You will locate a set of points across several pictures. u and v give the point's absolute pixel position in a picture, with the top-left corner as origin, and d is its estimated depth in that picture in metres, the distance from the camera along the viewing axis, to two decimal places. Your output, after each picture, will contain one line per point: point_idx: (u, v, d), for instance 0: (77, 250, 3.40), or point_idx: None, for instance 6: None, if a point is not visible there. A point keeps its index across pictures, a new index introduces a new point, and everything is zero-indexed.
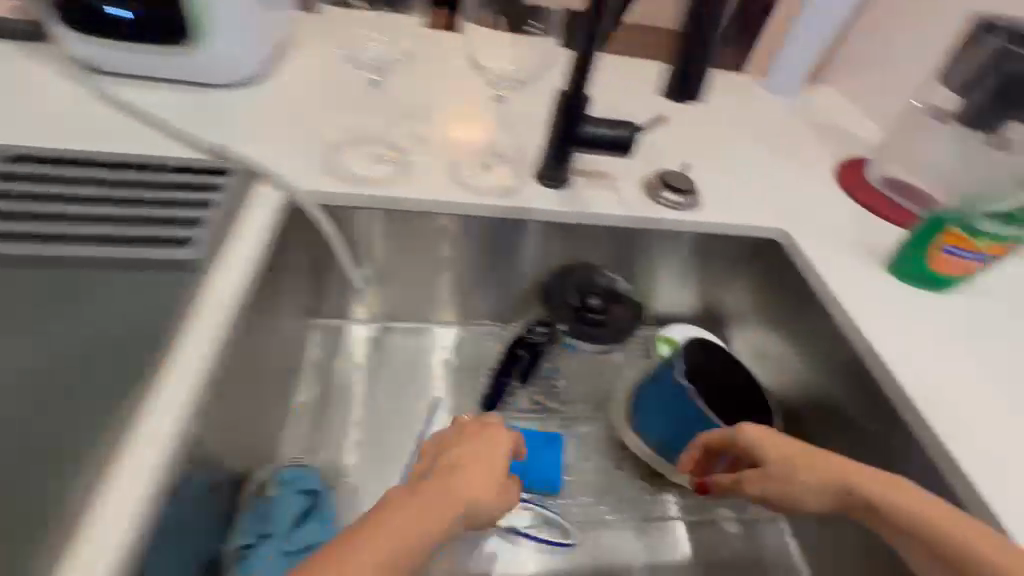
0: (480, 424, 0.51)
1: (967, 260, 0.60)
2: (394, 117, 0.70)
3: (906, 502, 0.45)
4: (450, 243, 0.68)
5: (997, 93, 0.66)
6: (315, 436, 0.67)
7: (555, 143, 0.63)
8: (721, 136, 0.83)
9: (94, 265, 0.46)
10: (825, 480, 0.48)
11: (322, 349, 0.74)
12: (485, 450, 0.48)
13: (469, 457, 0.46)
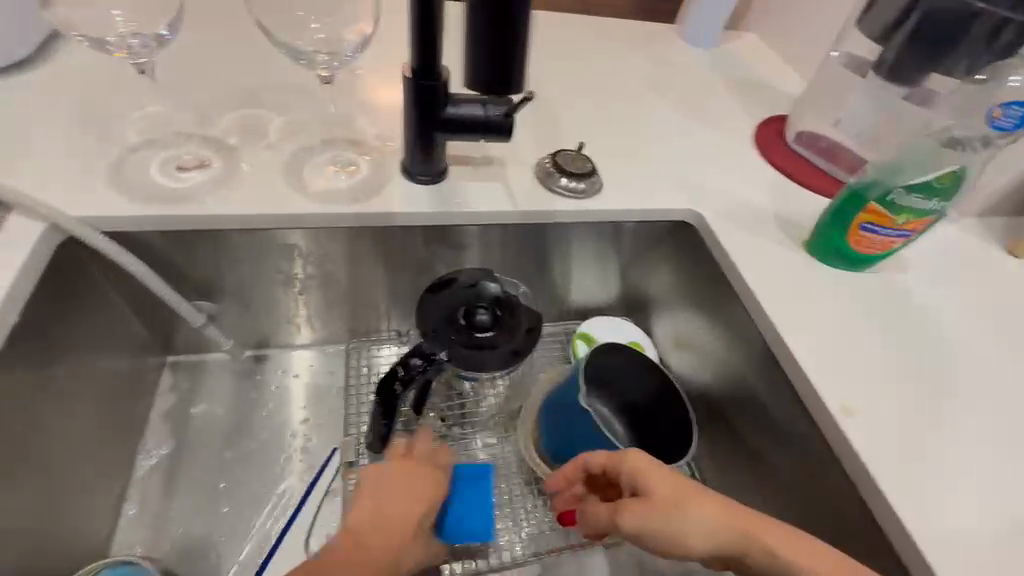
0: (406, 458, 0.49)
1: (888, 237, 0.54)
2: (212, 109, 0.57)
3: (726, 518, 0.41)
4: (302, 257, 0.56)
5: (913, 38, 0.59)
6: (168, 506, 0.56)
7: (414, 130, 0.52)
8: (625, 104, 0.73)
9: None
10: (646, 504, 0.43)
11: (174, 396, 0.62)
12: (419, 472, 0.49)
13: (415, 480, 0.48)
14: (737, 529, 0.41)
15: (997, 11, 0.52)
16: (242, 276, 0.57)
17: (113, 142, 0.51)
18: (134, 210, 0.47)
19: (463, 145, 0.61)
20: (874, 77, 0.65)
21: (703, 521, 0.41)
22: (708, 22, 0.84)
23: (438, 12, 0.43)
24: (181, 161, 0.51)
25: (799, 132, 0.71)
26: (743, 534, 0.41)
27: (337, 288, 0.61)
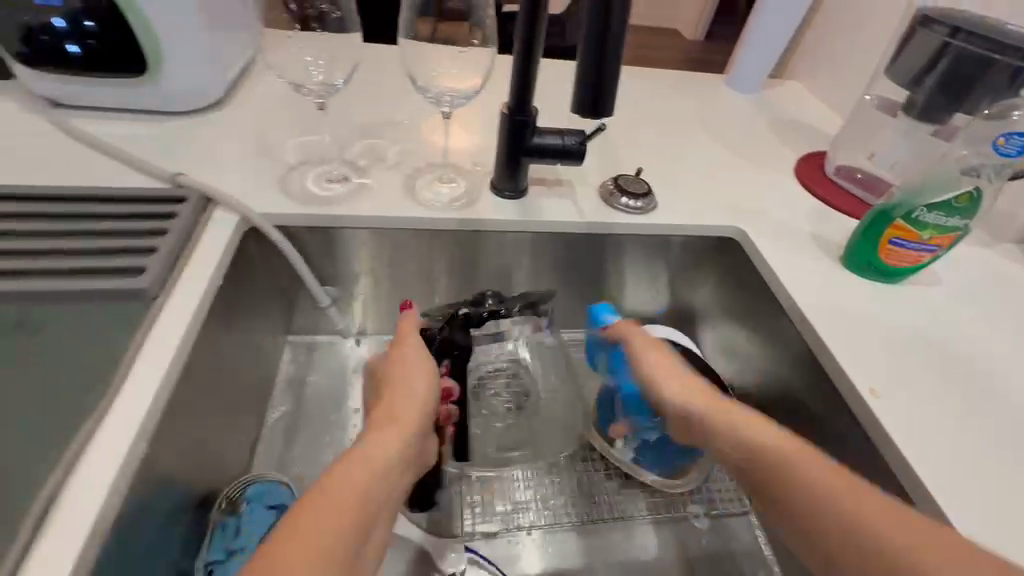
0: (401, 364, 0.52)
1: (916, 251, 0.62)
2: (348, 137, 0.73)
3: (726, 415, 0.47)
4: (408, 255, 0.69)
5: (936, 82, 0.67)
6: (287, 451, 0.68)
7: (506, 156, 0.65)
8: (677, 140, 0.85)
9: (49, 298, 0.47)
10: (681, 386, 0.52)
11: (294, 366, 0.76)
12: (413, 357, 0.52)
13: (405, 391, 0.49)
14: (725, 423, 0.46)
15: (1011, 61, 0.60)
16: (361, 269, 0.71)
17: (279, 159, 0.68)
18: (295, 207, 0.62)
19: (539, 169, 0.74)
20: (904, 117, 0.73)
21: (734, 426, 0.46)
22: (751, 72, 0.96)
23: (534, 66, 0.56)
24: (328, 175, 0.67)
25: (837, 166, 0.80)
26: (771, 447, 0.42)
27: (430, 282, 0.73)
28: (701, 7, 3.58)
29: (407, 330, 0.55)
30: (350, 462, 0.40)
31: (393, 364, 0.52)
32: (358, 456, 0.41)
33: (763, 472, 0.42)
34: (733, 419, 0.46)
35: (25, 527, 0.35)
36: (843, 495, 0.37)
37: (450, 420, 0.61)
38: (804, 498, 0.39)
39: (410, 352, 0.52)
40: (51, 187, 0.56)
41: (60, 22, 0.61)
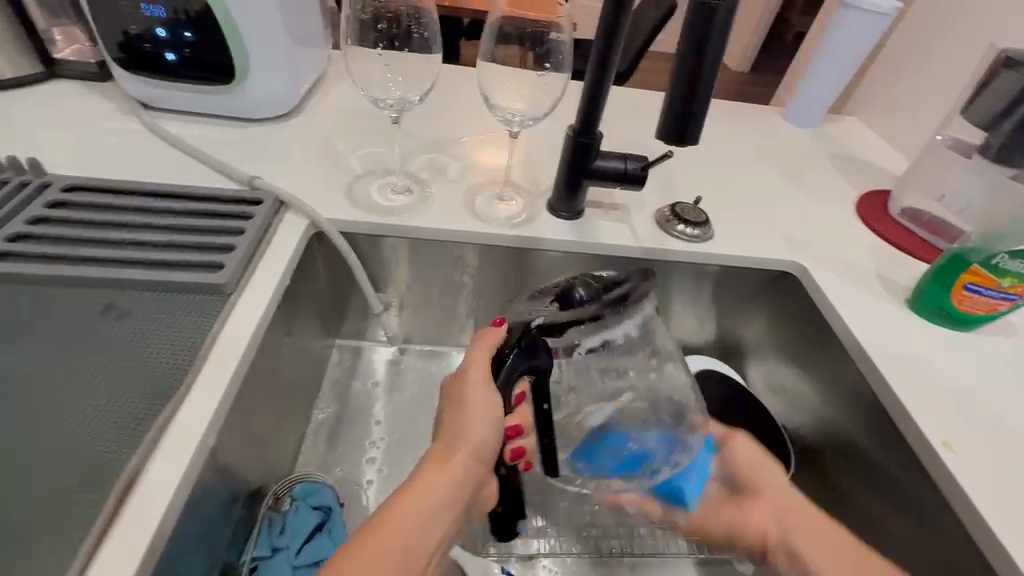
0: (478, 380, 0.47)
1: (993, 300, 0.59)
2: (412, 150, 0.76)
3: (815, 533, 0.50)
4: (463, 267, 0.71)
5: (1018, 126, 0.65)
6: (330, 453, 0.69)
7: (566, 176, 0.65)
8: (734, 170, 0.84)
9: (135, 288, 0.49)
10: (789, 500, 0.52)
11: (341, 368, 0.77)
12: (475, 399, 0.47)
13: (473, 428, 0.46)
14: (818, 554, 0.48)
15: None
16: (415, 279, 0.72)
17: (347, 168, 0.70)
18: (360, 215, 0.64)
19: (596, 192, 0.75)
20: (980, 159, 0.70)
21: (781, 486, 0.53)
22: (813, 106, 0.95)
23: (604, 90, 0.57)
24: (392, 186, 0.69)
25: (904, 207, 0.77)
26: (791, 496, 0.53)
27: (480, 295, 0.74)
28: (747, 38, 3.57)
29: (474, 358, 0.48)
30: (389, 524, 0.42)
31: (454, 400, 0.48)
32: (408, 509, 0.43)
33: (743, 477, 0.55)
34: (774, 492, 0.53)
35: (103, 506, 0.36)
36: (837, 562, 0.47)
37: (519, 458, 0.50)
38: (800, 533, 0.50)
39: (470, 392, 0.47)
40: (138, 183, 0.59)
41: (162, 33, 0.67)
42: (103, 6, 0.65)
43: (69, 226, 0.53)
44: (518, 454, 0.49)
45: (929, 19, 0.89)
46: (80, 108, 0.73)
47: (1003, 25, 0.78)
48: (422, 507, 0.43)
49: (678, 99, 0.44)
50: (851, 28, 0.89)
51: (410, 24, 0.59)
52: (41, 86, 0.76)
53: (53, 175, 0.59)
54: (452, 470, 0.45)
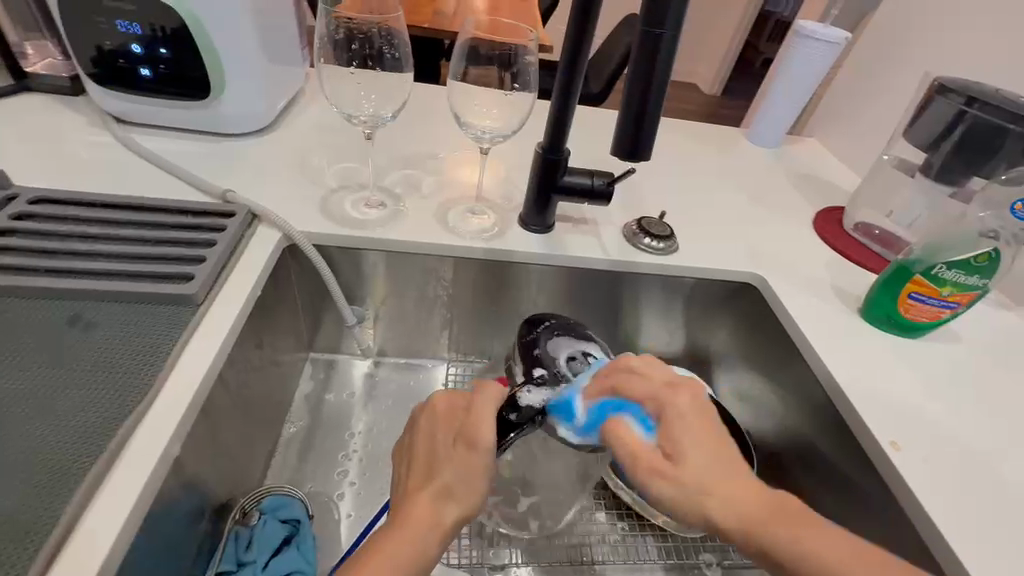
0: (451, 414, 0.45)
1: (935, 307, 0.63)
2: (388, 165, 0.78)
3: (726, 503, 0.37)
4: (437, 279, 0.72)
5: (954, 147, 0.70)
6: (301, 468, 0.68)
7: (536, 192, 0.68)
8: (698, 187, 0.88)
9: (103, 299, 0.49)
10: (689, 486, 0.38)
11: (314, 383, 0.77)
12: (443, 434, 0.44)
13: (450, 454, 0.43)
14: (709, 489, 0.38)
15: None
16: (389, 291, 0.73)
17: (322, 182, 0.71)
18: (333, 227, 0.65)
19: (565, 207, 0.77)
20: (922, 178, 0.76)
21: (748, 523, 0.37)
22: (773, 127, 1.00)
23: (570, 108, 0.59)
24: (367, 200, 0.70)
25: (857, 223, 0.82)
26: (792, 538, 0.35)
27: (454, 308, 0.75)
28: (718, 65, 3.74)
29: (450, 398, 0.47)
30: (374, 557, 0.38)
31: (432, 440, 0.44)
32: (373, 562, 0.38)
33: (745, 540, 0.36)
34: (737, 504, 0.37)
35: (62, 517, 0.36)
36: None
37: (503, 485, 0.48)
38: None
39: (440, 431, 0.45)
40: (109, 196, 0.59)
41: (137, 48, 0.67)
42: (76, 21, 0.66)
43: (35, 238, 0.53)
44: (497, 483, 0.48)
45: (874, 48, 0.96)
46: (50, 122, 0.73)
47: (938, 55, 0.85)
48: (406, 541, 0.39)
49: (631, 121, 0.47)
50: (803, 56, 0.95)
51: (383, 43, 0.61)
52: (10, 99, 0.76)
53: (19, 188, 0.58)
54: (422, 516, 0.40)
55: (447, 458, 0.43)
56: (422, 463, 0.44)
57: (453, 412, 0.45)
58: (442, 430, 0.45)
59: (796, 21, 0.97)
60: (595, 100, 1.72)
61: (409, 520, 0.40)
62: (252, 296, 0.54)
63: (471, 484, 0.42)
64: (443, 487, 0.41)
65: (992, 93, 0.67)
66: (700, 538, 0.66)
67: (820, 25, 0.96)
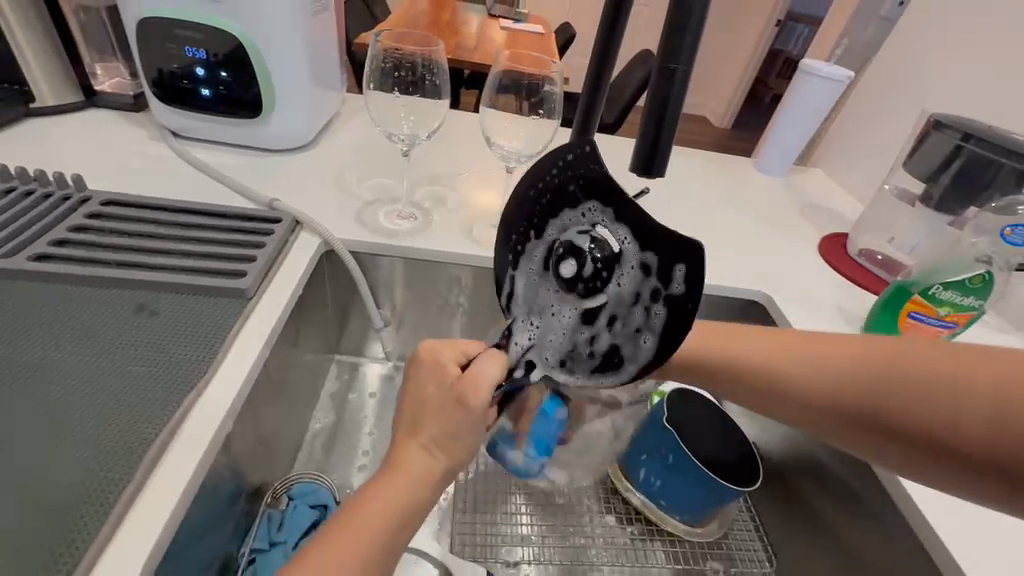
0: (440, 365, 0.41)
1: (934, 327, 0.66)
2: (417, 180, 0.84)
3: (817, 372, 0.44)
4: (459, 287, 0.76)
5: (953, 179, 0.74)
6: (326, 461, 0.72)
7: None
8: (708, 210, 0.93)
9: (165, 291, 0.55)
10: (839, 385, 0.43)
11: (339, 382, 0.81)
12: (431, 390, 0.40)
13: (438, 411, 0.39)
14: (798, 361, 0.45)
15: (1016, 164, 0.67)
16: (414, 297, 0.78)
17: (357, 196, 0.77)
18: (368, 236, 0.70)
19: None
20: (922, 207, 0.80)
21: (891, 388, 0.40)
22: (780, 157, 1.06)
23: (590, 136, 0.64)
24: (398, 212, 0.76)
25: (860, 249, 0.86)
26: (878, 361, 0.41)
27: (474, 315, 0.80)
28: (730, 98, 3.86)
29: (449, 347, 0.43)
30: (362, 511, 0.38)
31: (423, 391, 0.41)
32: (353, 523, 0.38)
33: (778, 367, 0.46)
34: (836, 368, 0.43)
35: (131, 480, 0.40)
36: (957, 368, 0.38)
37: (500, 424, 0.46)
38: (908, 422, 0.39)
39: (427, 385, 0.41)
40: (169, 201, 0.66)
41: (200, 71, 0.75)
42: (148, 47, 0.74)
43: (107, 236, 0.59)
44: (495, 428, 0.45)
45: (876, 86, 1.02)
46: (114, 135, 0.80)
47: (936, 93, 0.90)
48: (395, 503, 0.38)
49: (645, 146, 0.51)
50: (809, 91, 1.01)
51: (424, 72, 0.67)
52: (79, 114, 0.84)
53: (91, 192, 0.65)
54: (403, 473, 0.39)
55: (438, 418, 0.39)
56: (411, 413, 0.41)
57: (443, 363, 0.41)
58: (427, 381, 0.41)
59: (803, 59, 1.03)
60: (610, 127, 1.80)
61: (405, 473, 0.39)
62: (294, 294, 0.60)
63: (456, 446, 0.39)
64: (431, 438, 0.39)
65: (986, 130, 0.72)
66: (706, 544, 0.68)
67: (825, 64, 1.02)
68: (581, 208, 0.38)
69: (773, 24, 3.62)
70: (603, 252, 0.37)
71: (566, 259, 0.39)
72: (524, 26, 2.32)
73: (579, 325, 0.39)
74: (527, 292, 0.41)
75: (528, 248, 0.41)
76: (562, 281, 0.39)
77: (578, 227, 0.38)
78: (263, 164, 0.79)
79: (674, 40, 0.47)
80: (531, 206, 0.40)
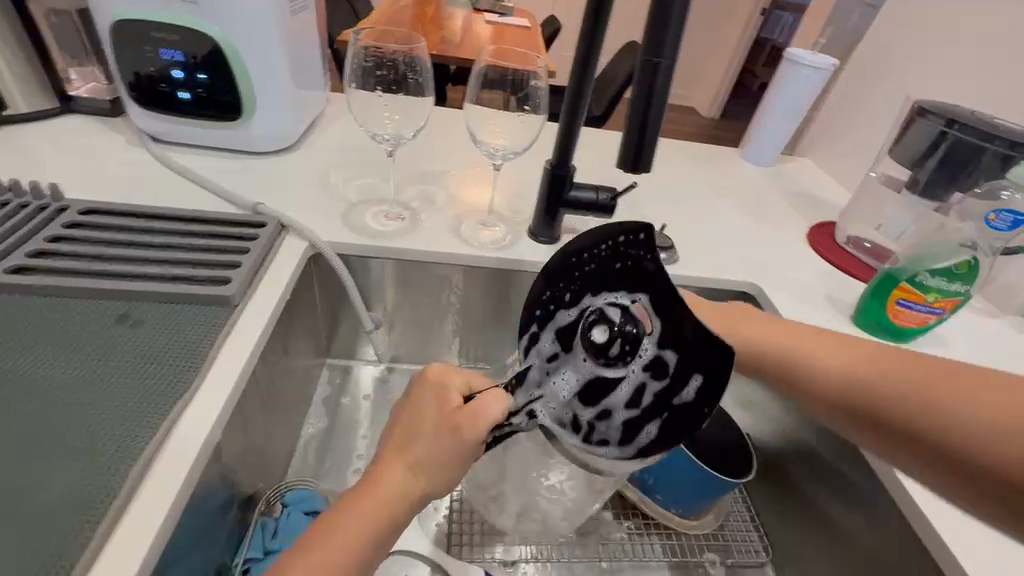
0: (445, 390, 0.42)
1: (922, 313, 0.66)
2: (404, 180, 0.83)
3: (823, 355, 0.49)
4: (450, 287, 0.76)
5: (936, 165, 0.75)
6: (319, 467, 0.71)
7: (544, 206, 0.72)
8: (697, 203, 0.93)
9: (148, 300, 0.54)
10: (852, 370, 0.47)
11: (331, 387, 0.80)
12: (429, 414, 0.41)
13: (435, 438, 0.40)
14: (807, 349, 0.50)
15: (999, 149, 0.68)
16: (404, 299, 0.77)
17: (343, 197, 0.76)
18: (355, 239, 0.70)
19: (571, 221, 0.82)
20: (908, 194, 0.80)
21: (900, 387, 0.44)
22: (767, 148, 1.06)
23: (576, 128, 0.64)
24: (385, 213, 0.75)
25: (848, 236, 0.87)
26: (908, 394, 0.43)
27: (465, 316, 0.79)
28: (716, 90, 3.87)
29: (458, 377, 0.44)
30: (331, 529, 0.38)
31: (422, 413, 0.41)
32: (323, 537, 0.38)
33: (772, 370, 0.51)
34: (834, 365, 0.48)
35: (117, 495, 0.39)
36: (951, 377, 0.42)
37: None
38: (898, 418, 0.43)
39: (427, 408, 0.41)
40: (150, 208, 0.64)
41: (178, 73, 0.73)
42: (123, 50, 0.72)
43: (86, 245, 0.58)
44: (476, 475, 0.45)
45: (861, 74, 1.02)
46: (93, 141, 0.78)
47: (919, 80, 0.91)
48: (361, 525, 0.38)
49: (631, 138, 0.51)
50: (794, 80, 1.01)
51: (406, 69, 0.67)
52: (56, 120, 0.82)
53: (69, 200, 0.63)
54: (384, 494, 0.39)
55: (423, 452, 0.40)
56: (403, 433, 0.41)
57: (449, 390, 0.42)
58: (427, 403, 0.42)
59: (787, 48, 1.03)
60: (597, 121, 1.79)
61: (383, 493, 0.39)
62: (281, 301, 0.59)
63: (444, 476, 0.39)
64: (417, 461, 0.40)
65: (969, 115, 0.72)
66: (703, 536, 0.69)
67: (809, 52, 1.02)
68: (628, 296, 0.42)
69: (758, 14, 3.63)
70: (632, 335, 0.41)
71: (588, 330, 0.43)
72: (510, 22, 2.30)
73: (590, 393, 0.41)
74: (545, 351, 0.45)
75: (557, 315, 0.46)
76: (588, 347, 0.42)
77: (606, 301, 0.43)
78: (246, 167, 0.78)
79: (656, 34, 0.47)
80: (573, 272, 0.45)
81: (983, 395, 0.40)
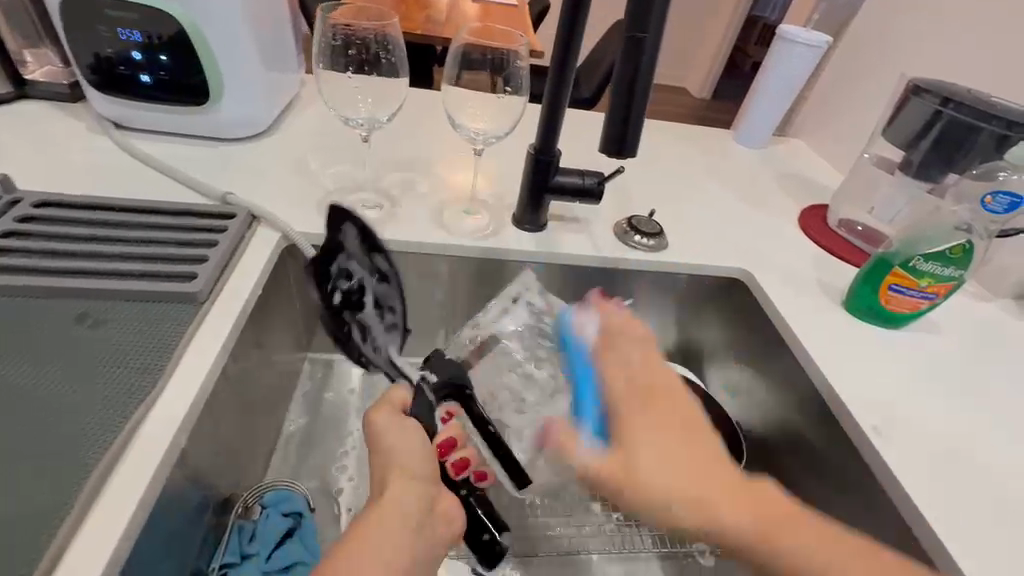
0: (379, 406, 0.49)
1: (914, 298, 0.65)
2: (383, 167, 0.79)
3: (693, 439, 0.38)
4: (434, 278, 0.73)
5: (930, 145, 0.73)
6: (301, 465, 0.70)
7: (529, 192, 0.70)
8: (687, 187, 0.90)
9: (109, 298, 0.51)
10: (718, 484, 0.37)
11: (312, 381, 0.78)
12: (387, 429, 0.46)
13: (402, 431, 0.46)
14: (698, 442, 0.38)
15: (995, 128, 0.66)
16: None
17: (319, 185, 0.73)
18: None
19: (558, 208, 0.79)
20: (901, 175, 0.78)
21: (779, 513, 0.37)
22: (758, 128, 1.03)
23: (560, 109, 0.61)
24: (363, 201, 0.72)
25: (841, 219, 0.85)
26: (714, 501, 0.36)
27: (449, 307, 0.77)
28: (707, 71, 3.82)
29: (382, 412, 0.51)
30: (358, 547, 0.39)
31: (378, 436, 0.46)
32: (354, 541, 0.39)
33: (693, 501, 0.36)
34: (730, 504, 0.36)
35: (74, 505, 0.37)
36: (762, 512, 0.36)
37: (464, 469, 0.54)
38: (779, 567, 0.36)
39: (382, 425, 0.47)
40: (110, 199, 0.61)
41: (138, 55, 0.69)
42: (76, 29, 0.67)
43: (42, 240, 0.54)
44: (460, 467, 0.53)
45: (855, 51, 0.99)
46: (49, 128, 0.74)
47: (914, 58, 0.88)
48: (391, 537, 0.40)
49: (615, 122, 0.49)
50: (786, 58, 0.98)
51: (378, 49, 0.63)
52: (9, 106, 0.77)
53: (22, 192, 0.60)
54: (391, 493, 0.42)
55: (403, 452, 0.45)
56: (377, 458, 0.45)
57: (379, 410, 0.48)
58: (379, 420, 0.47)
59: (779, 25, 1.00)
60: (586, 103, 1.75)
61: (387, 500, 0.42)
62: (251, 296, 0.56)
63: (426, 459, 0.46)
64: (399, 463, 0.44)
65: (964, 93, 0.70)
66: None
67: (802, 29, 0.99)
68: (346, 232, 0.52)
69: None
70: (377, 276, 0.54)
71: (349, 292, 0.53)
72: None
73: (370, 339, 0.54)
74: (376, 334, 0.54)
75: (356, 309, 0.53)
76: (339, 296, 0.52)
77: (347, 254, 0.53)
78: (214, 155, 0.74)
79: (642, 8, 0.44)
80: (324, 274, 0.52)
81: (796, 535, 0.36)
